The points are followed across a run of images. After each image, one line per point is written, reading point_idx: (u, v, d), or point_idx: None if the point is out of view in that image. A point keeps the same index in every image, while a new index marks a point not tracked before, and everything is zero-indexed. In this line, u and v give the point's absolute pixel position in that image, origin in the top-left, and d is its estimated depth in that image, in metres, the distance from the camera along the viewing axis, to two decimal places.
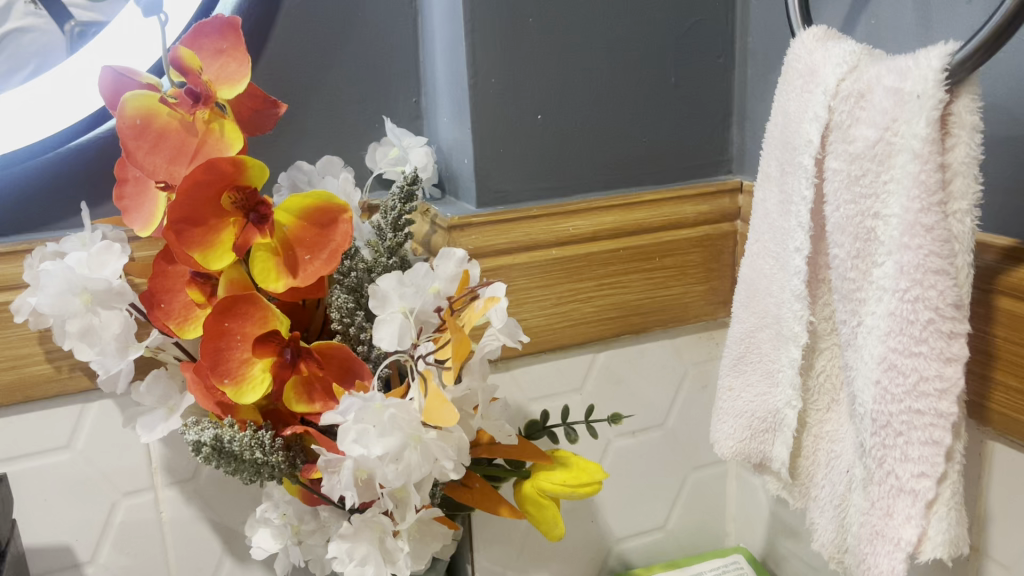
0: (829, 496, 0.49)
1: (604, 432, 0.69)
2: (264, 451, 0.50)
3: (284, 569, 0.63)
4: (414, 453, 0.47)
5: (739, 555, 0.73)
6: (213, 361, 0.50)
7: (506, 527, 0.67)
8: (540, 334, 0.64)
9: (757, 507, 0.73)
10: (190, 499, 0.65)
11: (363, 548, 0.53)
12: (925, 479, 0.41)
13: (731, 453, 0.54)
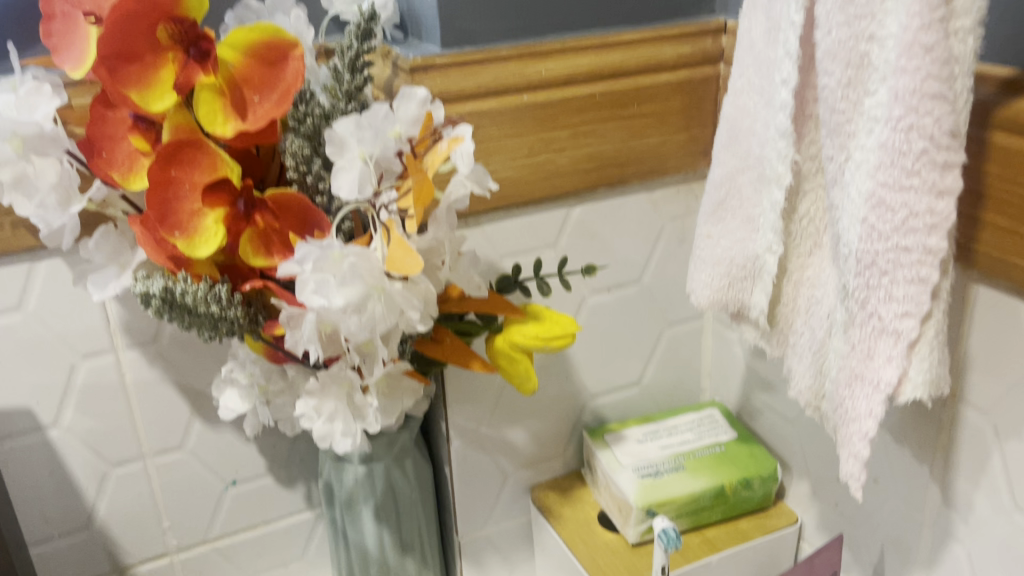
0: (808, 342, 0.48)
1: (578, 287, 0.67)
2: (220, 305, 0.48)
3: (253, 429, 0.63)
4: (378, 304, 0.45)
5: (713, 409, 0.73)
6: (161, 213, 0.47)
7: (479, 383, 0.66)
8: (512, 187, 0.61)
9: (732, 363, 0.72)
10: (154, 360, 0.63)
11: (331, 404, 0.52)
12: (909, 319, 0.39)
13: (708, 303, 0.52)
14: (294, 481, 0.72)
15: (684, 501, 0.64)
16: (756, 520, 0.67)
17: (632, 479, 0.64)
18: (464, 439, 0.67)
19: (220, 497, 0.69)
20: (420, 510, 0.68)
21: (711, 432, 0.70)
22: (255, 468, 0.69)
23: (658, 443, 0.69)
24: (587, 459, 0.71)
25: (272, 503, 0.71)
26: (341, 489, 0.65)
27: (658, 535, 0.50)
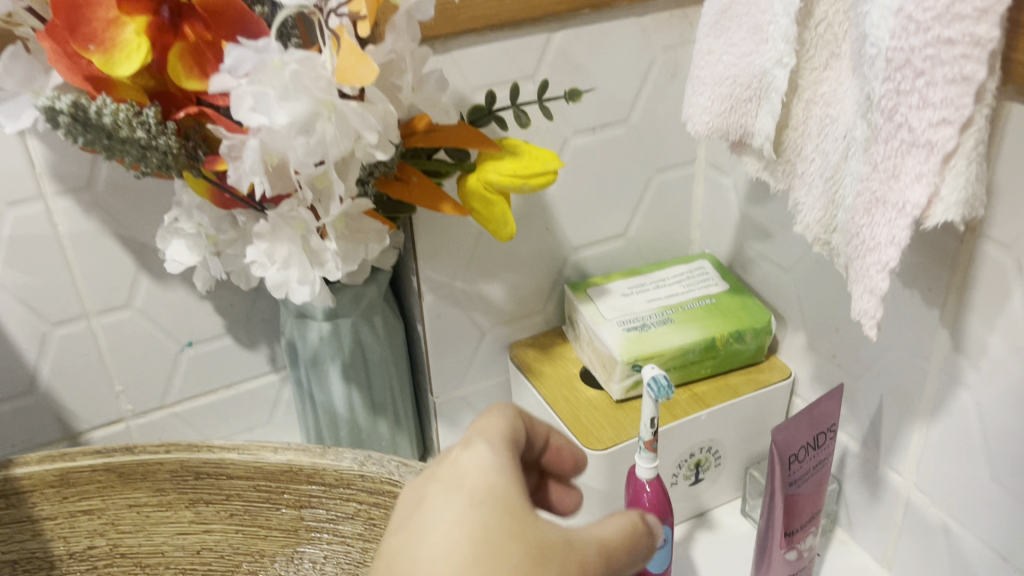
0: (820, 169, 0.42)
1: (560, 126, 0.60)
2: (148, 132, 0.42)
3: (204, 283, 0.58)
4: (329, 125, 0.40)
5: (704, 261, 0.68)
6: (71, 20, 0.40)
7: (454, 233, 0.60)
8: (484, 6, 0.53)
9: (724, 211, 0.67)
10: (89, 209, 0.57)
11: (283, 250, 0.47)
12: (947, 128, 0.34)
13: (706, 131, 0.47)
14: (256, 342, 0.67)
15: (672, 355, 0.60)
16: (747, 375, 0.64)
17: (617, 333, 0.60)
18: (437, 294, 0.62)
19: (176, 359, 0.64)
20: (392, 370, 0.63)
21: (701, 284, 0.65)
22: (212, 328, 0.65)
23: (644, 296, 0.64)
24: (569, 314, 0.66)
25: (233, 366, 0.67)
26: (305, 346, 0.60)
27: (648, 384, 0.46)
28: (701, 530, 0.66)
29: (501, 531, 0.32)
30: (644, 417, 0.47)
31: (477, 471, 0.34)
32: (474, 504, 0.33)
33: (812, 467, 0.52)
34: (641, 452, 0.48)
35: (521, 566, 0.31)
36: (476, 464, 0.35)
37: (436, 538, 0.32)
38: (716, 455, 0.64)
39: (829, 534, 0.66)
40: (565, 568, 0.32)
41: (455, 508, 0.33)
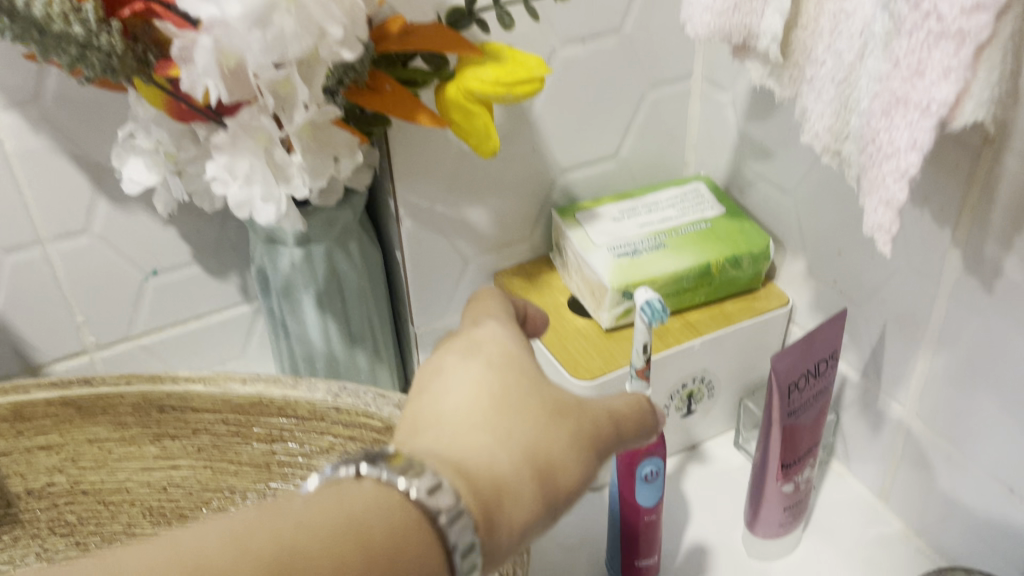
0: (832, 71, 0.38)
1: (548, 35, 0.55)
2: (87, 30, 0.38)
3: (165, 206, 0.53)
4: (288, 18, 0.36)
5: (699, 183, 0.65)
6: None
7: (435, 152, 0.55)
8: None
9: (722, 131, 0.63)
10: (38, 126, 0.52)
11: (245, 163, 0.43)
12: (981, 14, 0.30)
13: (707, 32, 0.43)
14: (226, 270, 0.63)
15: (665, 281, 0.56)
16: (744, 302, 0.61)
17: (607, 259, 0.57)
18: (415, 218, 0.57)
19: (141, 289, 0.61)
20: (370, 299, 0.60)
21: (696, 207, 0.62)
22: (178, 255, 0.61)
23: (636, 220, 0.60)
24: (557, 241, 0.62)
25: (202, 295, 0.63)
26: (276, 275, 0.56)
27: (641, 308, 0.43)
28: (693, 463, 0.64)
29: (521, 394, 0.36)
30: (636, 342, 0.44)
31: (491, 340, 0.39)
32: (492, 368, 0.37)
33: (813, 397, 0.49)
34: (633, 381, 0.45)
35: (545, 413, 0.35)
36: (492, 337, 0.40)
37: (462, 396, 0.36)
38: (710, 386, 0.61)
39: (825, 466, 0.64)
40: (583, 424, 0.36)
41: (474, 372, 0.37)
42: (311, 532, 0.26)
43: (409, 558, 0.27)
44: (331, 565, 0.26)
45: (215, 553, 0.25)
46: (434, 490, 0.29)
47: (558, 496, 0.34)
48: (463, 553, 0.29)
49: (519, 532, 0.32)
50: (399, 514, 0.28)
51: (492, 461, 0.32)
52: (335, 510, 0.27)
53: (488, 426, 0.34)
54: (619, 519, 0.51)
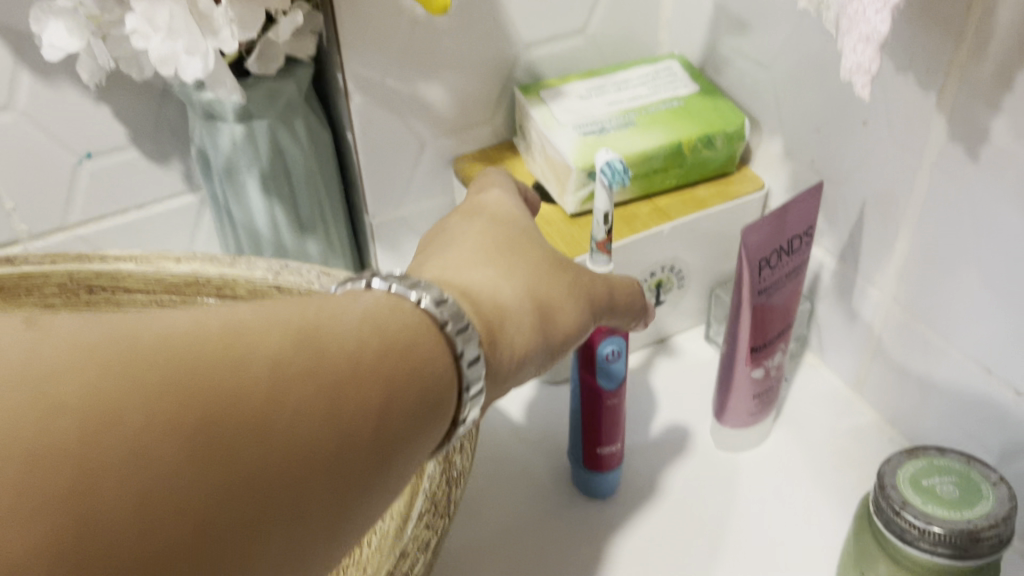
0: None
1: None
2: None
3: (91, 75, 0.49)
4: None
5: (673, 62, 0.60)
6: None
7: (385, 18, 0.51)
8: None
9: (698, 4, 0.59)
10: None
11: (165, 13, 0.39)
12: None
13: None
14: (167, 155, 0.59)
15: (633, 160, 0.53)
16: (717, 187, 0.58)
17: (572, 138, 0.53)
18: (366, 94, 0.53)
19: (75, 174, 0.57)
20: (320, 183, 0.56)
21: (669, 85, 0.58)
22: (114, 136, 0.57)
23: (605, 98, 0.57)
24: (520, 124, 0.58)
25: (143, 182, 0.59)
26: (216, 154, 0.53)
27: (601, 169, 0.40)
28: (661, 356, 0.63)
29: (519, 245, 0.39)
30: (596, 213, 0.41)
31: (496, 204, 0.43)
32: (495, 224, 0.40)
33: (785, 275, 0.47)
34: (593, 255, 0.43)
35: (543, 259, 0.38)
36: (496, 200, 0.43)
37: (467, 239, 0.39)
38: (679, 276, 0.59)
39: (797, 357, 0.62)
40: (577, 278, 0.39)
41: (479, 225, 0.40)
42: (330, 319, 0.26)
43: (424, 354, 0.27)
44: (354, 347, 0.25)
45: (250, 317, 0.24)
46: (442, 301, 0.29)
47: (552, 333, 0.36)
48: (471, 363, 0.29)
49: (517, 355, 0.34)
50: (412, 318, 0.28)
51: (497, 290, 0.35)
52: (352, 308, 0.27)
53: (491, 265, 0.36)
54: (580, 401, 0.49)
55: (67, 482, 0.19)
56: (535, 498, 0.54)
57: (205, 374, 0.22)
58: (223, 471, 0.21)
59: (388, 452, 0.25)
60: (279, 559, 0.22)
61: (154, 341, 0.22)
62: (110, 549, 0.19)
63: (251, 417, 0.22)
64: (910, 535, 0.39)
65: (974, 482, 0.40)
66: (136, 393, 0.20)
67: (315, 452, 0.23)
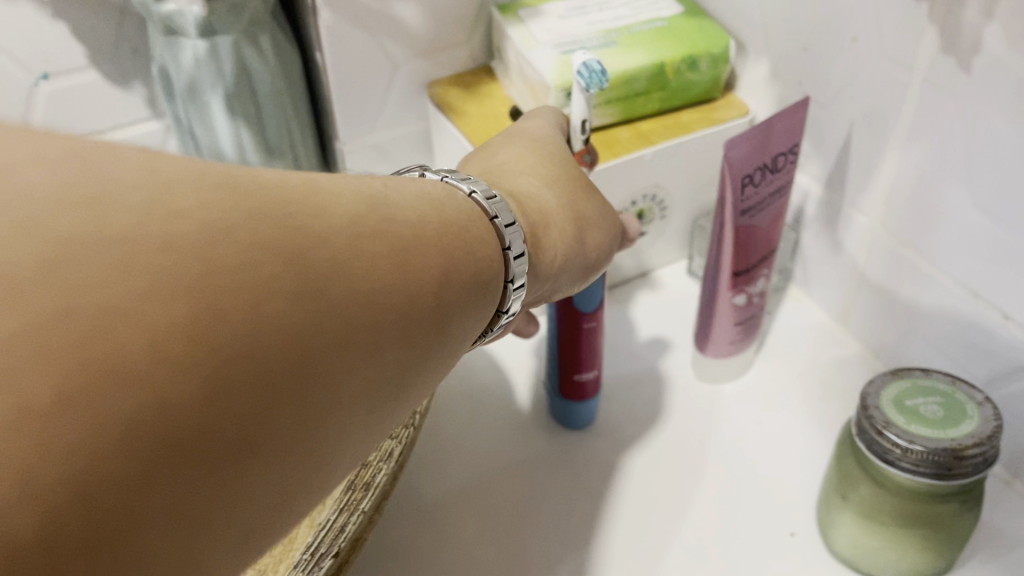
0: None
1: None
2: None
3: None
4: None
5: None
6: None
7: None
8: None
9: None
10: None
11: None
12: None
13: None
14: (129, 78, 0.57)
15: (616, 81, 0.51)
16: (702, 112, 0.56)
17: (552, 55, 0.51)
18: (335, 11, 0.51)
19: (31, 96, 0.55)
20: (287, 102, 0.54)
21: (651, 7, 0.56)
22: (72, 56, 0.54)
23: (585, 18, 0.55)
24: (498, 46, 0.56)
25: (104, 106, 0.57)
26: (178, 73, 0.50)
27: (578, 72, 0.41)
28: (643, 290, 0.61)
29: (564, 156, 0.38)
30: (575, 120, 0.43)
31: (537, 128, 0.41)
32: (535, 139, 0.40)
33: (768, 195, 0.45)
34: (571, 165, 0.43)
35: (582, 177, 0.38)
36: (538, 127, 0.41)
37: (509, 153, 0.38)
38: (662, 206, 0.57)
39: (782, 291, 0.61)
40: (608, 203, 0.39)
41: (519, 140, 0.39)
42: (395, 195, 0.27)
43: (473, 237, 0.28)
44: (417, 220, 0.26)
45: (326, 179, 0.25)
46: (492, 197, 0.31)
47: (587, 248, 0.37)
48: (517, 257, 0.30)
49: (558, 258, 0.35)
50: (460, 209, 0.29)
51: (543, 196, 0.36)
52: (409, 189, 0.28)
53: (535, 171, 0.37)
54: (555, 328, 0.47)
55: (189, 279, 0.19)
56: (513, 430, 0.53)
57: (299, 213, 0.22)
58: (321, 297, 0.21)
59: (448, 320, 0.26)
60: (361, 396, 0.23)
61: (250, 178, 0.22)
62: (229, 347, 0.19)
63: (340, 257, 0.22)
64: (892, 454, 0.38)
65: (959, 402, 0.39)
66: (243, 211, 0.21)
67: (396, 297, 0.24)
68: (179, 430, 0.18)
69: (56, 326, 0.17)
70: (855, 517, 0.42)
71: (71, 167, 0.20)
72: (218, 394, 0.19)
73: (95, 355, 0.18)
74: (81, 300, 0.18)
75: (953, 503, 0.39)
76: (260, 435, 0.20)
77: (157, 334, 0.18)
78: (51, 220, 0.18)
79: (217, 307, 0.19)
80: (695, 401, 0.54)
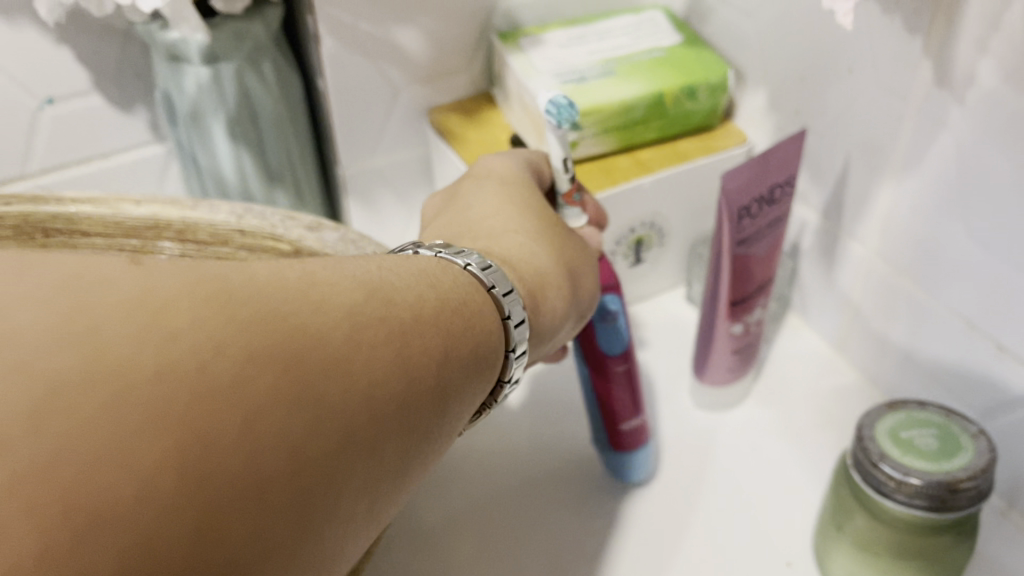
0: None
1: None
2: None
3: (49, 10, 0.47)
4: None
5: (656, 11, 0.59)
6: None
7: None
8: None
9: None
10: None
11: None
12: None
13: None
14: (132, 102, 0.57)
15: (615, 109, 0.52)
16: (701, 141, 0.57)
17: (551, 85, 0.52)
18: (337, 37, 0.51)
19: (34, 120, 0.55)
20: (290, 129, 0.54)
21: (651, 35, 0.57)
22: (76, 81, 0.55)
23: (586, 46, 0.55)
24: (499, 73, 0.57)
25: (107, 130, 0.58)
26: (181, 97, 0.51)
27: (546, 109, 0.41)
28: (641, 316, 0.61)
29: (531, 199, 0.41)
30: (555, 162, 0.43)
31: (503, 167, 0.43)
32: (504, 184, 0.41)
33: (765, 226, 0.46)
34: (563, 208, 0.44)
35: (555, 220, 0.40)
36: (498, 162, 0.44)
37: (482, 207, 0.40)
38: (660, 233, 0.58)
39: (780, 318, 0.61)
40: (581, 242, 0.41)
41: (490, 189, 0.41)
42: (392, 277, 0.28)
43: (469, 308, 0.30)
44: (414, 301, 0.27)
45: (323, 270, 0.26)
46: (486, 268, 0.33)
47: (580, 296, 0.40)
48: (517, 324, 0.32)
49: (557, 315, 0.37)
50: (455, 281, 0.31)
51: (535, 256, 0.37)
52: (405, 267, 0.29)
53: (522, 227, 0.39)
54: (583, 358, 0.47)
55: (183, 407, 0.20)
56: (512, 454, 0.53)
57: (295, 317, 0.23)
58: (317, 403, 0.23)
59: (447, 401, 0.27)
60: (359, 494, 0.24)
61: (244, 285, 0.23)
62: (228, 465, 0.20)
63: (335, 359, 0.23)
64: (887, 487, 0.38)
65: (953, 434, 0.39)
66: (238, 327, 0.22)
67: (392, 391, 0.25)
68: (176, 560, 0.19)
69: (55, 470, 0.18)
70: (850, 548, 0.42)
71: (65, 300, 0.20)
72: (216, 516, 0.20)
73: (93, 494, 0.18)
74: (76, 442, 0.18)
75: (948, 535, 0.39)
76: (258, 554, 0.21)
77: (151, 469, 0.19)
78: (51, 361, 0.19)
79: (212, 432, 0.20)
80: (692, 431, 0.54)
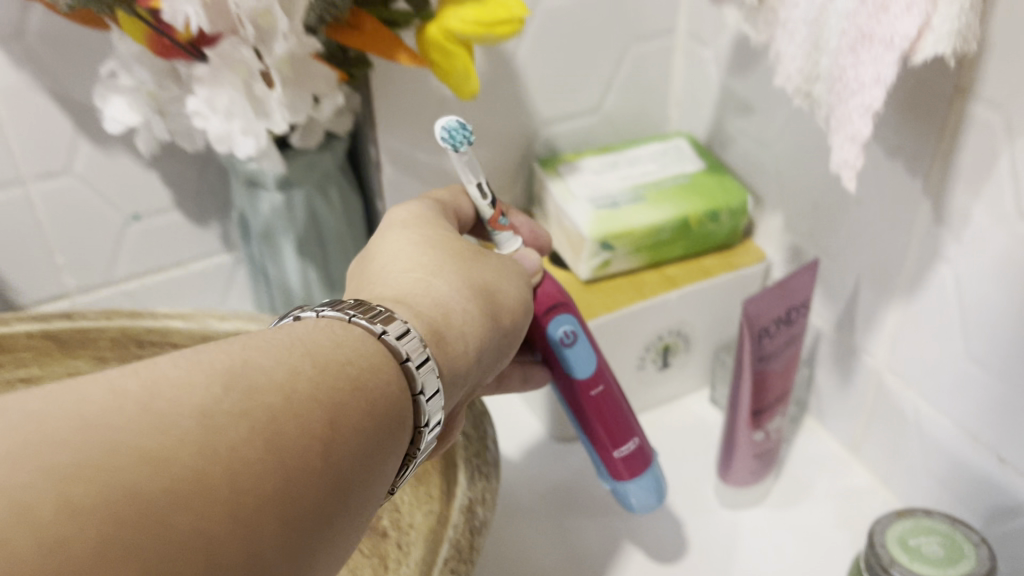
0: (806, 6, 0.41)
1: None
2: None
3: (145, 144, 0.53)
4: None
5: (680, 139, 0.65)
6: None
7: (417, 98, 0.55)
8: None
9: (704, 84, 0.63)
10: (21, 61, 0.52)
11: (225, 96, 0.45)
12: None
13: None
14: (206, 218, 0.64)
15: (644, 232, 0.57)
16: (722, 258, 0.62)
17: (587, 210, 0.57)
18: (396, 165, 0.58)
19: (121, 234, 0.61)
20: (349, 246, 0.60)
21: (676, 162, 0.63)
22: (159, 201, 0.61)
23: (617, 173, 0.61)
24: (537, 194, 0.62)
25: (182, 241, 0.64)
26: (256, 218, 0.57)
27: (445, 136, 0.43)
28: (667, 416, 0.66)
29: (436, 238, 0.41)
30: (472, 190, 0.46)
31: (411, 213, 0.43)
32: (406, 229, 0.42)
33: (784, 343, 0.51)
34: (493, 233, 0.47)
35: (465, 253, 0.41)
36: (406, 209, 0.44)
37: (386, 254, 0.41)
38: (686, 340, 0.63)
39: (798, 421, 0.65)
40: (498, 270, 0.42)
41: (392, 235, 0.42)
42: (255, 359, 0.28)
43: (359, 369, 0.30)
44: (283, 381, 0.27)
45: (171, 375, 0.26)
46: (373, 316, 0.33)
47: (500, 322, 0.40)
48: (418, 365, 0.32)
49: (472, 345, 0.38)
50: (349, 350, 0.31)
51: (439, 295, 0.38)
52: (278, 344, 0.29)
53: (419, 264, 0.39)
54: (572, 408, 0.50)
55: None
56: (548, 545, 0.57)
57: (123, 446, 0.23)
58: (162, 539, 0.22)
59: (342, 477, 0.27)
60: None
61: (67, 426, 0.23)
62: None
63: (187, 480, 0.23)
64: None
65: (958, 542, 0.43)
66: (52, 482, 0.21)
67: (264, 490, 0.25)
68: None
69: None
70: None
71: None
72: None
73: None
74: None
75: None
76: None
77: None
78: None
79: None
80: (717, 527, 0.58)
